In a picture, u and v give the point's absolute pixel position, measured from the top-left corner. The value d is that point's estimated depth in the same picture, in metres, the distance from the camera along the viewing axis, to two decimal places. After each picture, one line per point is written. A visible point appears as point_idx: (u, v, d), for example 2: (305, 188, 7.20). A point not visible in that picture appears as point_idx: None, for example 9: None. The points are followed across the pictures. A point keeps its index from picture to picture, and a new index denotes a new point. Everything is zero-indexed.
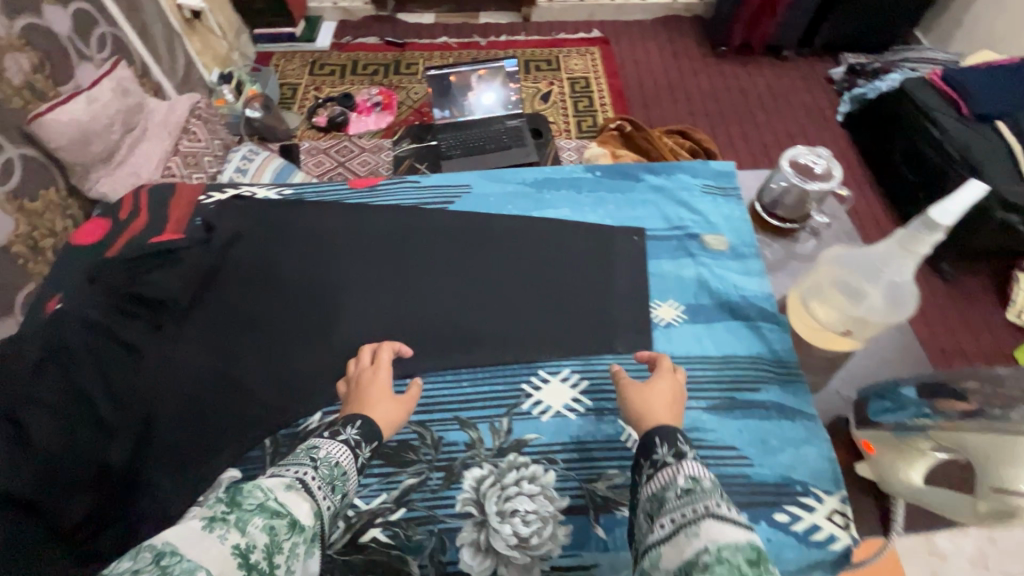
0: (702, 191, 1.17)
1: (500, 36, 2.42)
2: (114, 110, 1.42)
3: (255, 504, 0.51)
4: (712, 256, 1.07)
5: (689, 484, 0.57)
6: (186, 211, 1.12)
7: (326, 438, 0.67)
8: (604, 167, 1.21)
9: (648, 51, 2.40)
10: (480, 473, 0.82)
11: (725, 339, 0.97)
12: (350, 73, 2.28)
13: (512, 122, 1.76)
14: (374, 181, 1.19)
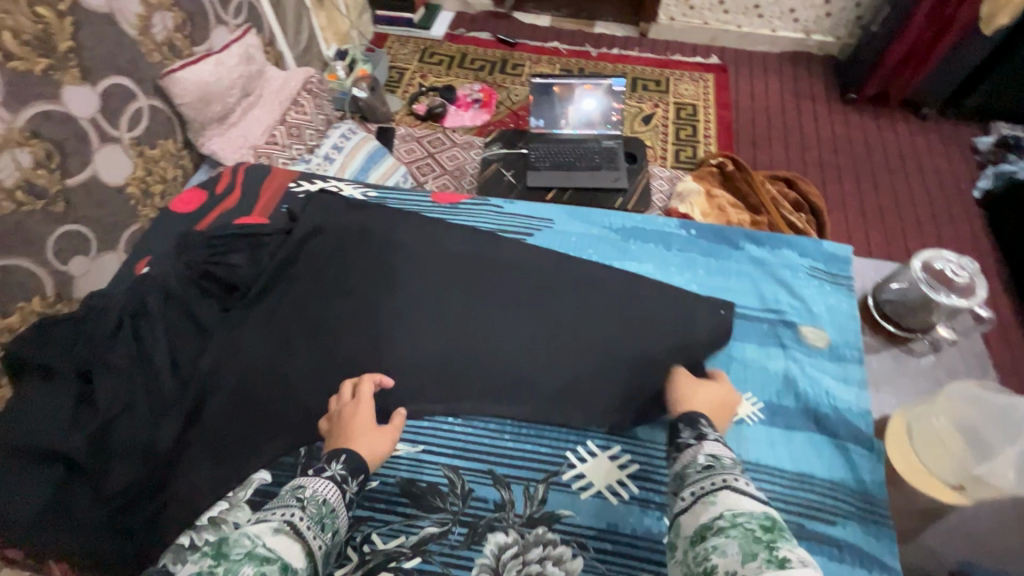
0: (808, 274, 1.08)
1: (613, 48, 2.35)
2: (237, 75, 1.51)
3: (243, 553, 0.55)
4: (805, 352, 0.98)
5: (708, 461, 0.67)
6: (276, 197, 1.19)
7: (313, 476, 0.70)
8: (701, 226, 1.15)
9: (768, 87, 2.23)
10: (504, 540, 0.79)
11: (803, 453, 0.88)
12: (457, 65, 2.30)
13: (608, 142, 1.70)
14: (456, 199, 1.22)
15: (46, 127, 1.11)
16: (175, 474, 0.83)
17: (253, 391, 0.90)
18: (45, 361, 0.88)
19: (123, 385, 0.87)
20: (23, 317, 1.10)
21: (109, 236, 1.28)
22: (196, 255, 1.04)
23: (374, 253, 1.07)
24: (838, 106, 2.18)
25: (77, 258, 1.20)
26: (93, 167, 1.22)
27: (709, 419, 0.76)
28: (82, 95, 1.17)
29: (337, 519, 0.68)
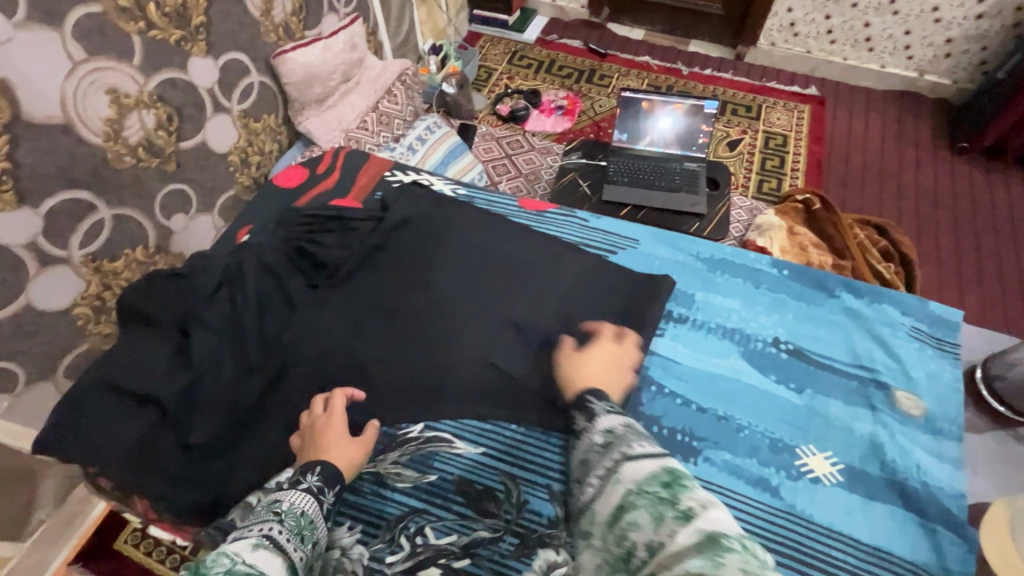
0: (908, 335, 1.02)
1: (705, 68, 2.29)
2: (340, 61, 1.59)
3: (221, 572, 0.57)
4: (898, 418, 0.92)
5: (604, 438, 0.68)
6: (372, 182, 1.25)
7: (288, 490, 0.72)
8: (794, 267, 1.12)
9: (869, 126, 2.10)
10: (554, 557, 0.77)
11: (884, 526, 0.82)
12: (545, 70, 2.31)
13: (690, 164, 1.65)
14: (543, 207, 1.25)
15: (171, 93, 1.20)
16: (252, 436, 0.88)
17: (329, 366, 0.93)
18: (151, 312, 0.96)
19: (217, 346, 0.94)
20: (126, 263, 1.21)
21: (207, 199, 1.38)
22: (292, 232, 1.11)
23: (454, 247, 1.08)
24: (946, 154, 2.03)
25: (178, 216, 1.31)
26: (204, 133, 1.31)
27: (596, 394, 0.77)
28: (205, 67, 1.27)
29: (316, 528, 0.71)
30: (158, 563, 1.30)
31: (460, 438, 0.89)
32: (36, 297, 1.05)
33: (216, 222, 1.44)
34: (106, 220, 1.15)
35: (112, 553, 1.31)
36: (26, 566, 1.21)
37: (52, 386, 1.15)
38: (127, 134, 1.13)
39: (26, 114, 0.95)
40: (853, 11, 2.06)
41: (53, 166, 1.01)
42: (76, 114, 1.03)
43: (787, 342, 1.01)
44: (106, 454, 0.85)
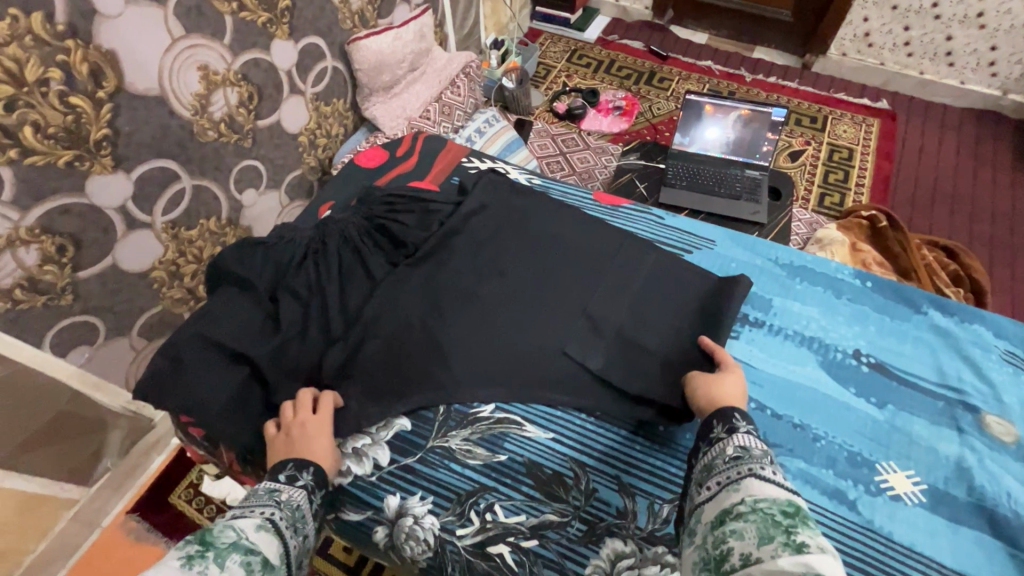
0: (1002, 358, 0.97)
1: (770, 76, 2.23)
2: (409, 50, 1.62)
3: (228, 543, 0.62)
4: (988, 442, 0.88)
5: (737, 452, 0.70)
6: (449, 167, 1.28)
7: (286, 482, 0.75)
8: (880, 280, 1.08)
9: (944, 143, 2.01)
10: (622, 548, 0.80)
11: (968, 551, 0.79)
12: (604, 70, 2.30)
13: (752, 172, 1.61)
14: (617, 202, 1.25)
15: (254, 73, 1.25)
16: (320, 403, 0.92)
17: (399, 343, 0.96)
18: (231, 278, 1.01)
19: (296, 317, 0.98)
20: (200, 232, 1.28)
21: (276, 176, 1.44)
22: (373, 210, 1.13)
23: (539, 239, 1.11)
24: None
25: (249, 190, 1.36)
26: (280, 114, 1.37)
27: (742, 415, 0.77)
28: (286, 49, 1.31)
29: (307, 523, 0.74)
30: (207, 520, 1.34)
31: (530, 421, 0.92)
32: (121, 257, 1.12)
33: (282, 199, 1.49)
34: (187, 190, 1.21)
35: (168, 507, 1.36)
36: (90, 510, 1.29)
37: (128, 344, 1.22)
38: (213, 110, 1.19)
39: (128, 85, 1.01)
40: (936, 24, 1.97)
41: (148, 136, 1.08)
42: (170, 88, 1.08)
43: (869, 355, 0.98)
44: (195, 408, 0.89)
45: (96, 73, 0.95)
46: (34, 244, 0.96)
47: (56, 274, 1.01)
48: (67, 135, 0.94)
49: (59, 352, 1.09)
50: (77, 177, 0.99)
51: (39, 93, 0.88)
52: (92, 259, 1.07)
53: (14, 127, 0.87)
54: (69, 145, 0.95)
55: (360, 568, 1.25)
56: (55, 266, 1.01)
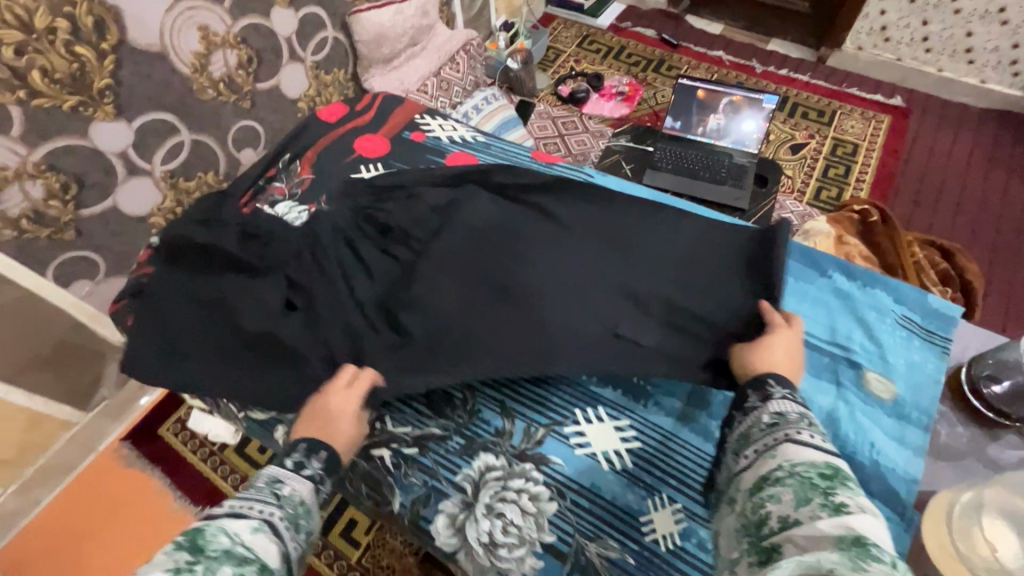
0: (896, 322, 0.96)
1: (781, 68, 2.20)
2: (410, 25, 1.67)
3: (219, 551, 0.55)
4: (864, 399, 0.88)
5: (773, 419, 0.66)
6: (400, 122, 1.27)
7: (291, 473, 0.69)
8: (793, 242, 1.06)
9: (956, 143, 1.94)
10: (493, 462, 0.84)
11: None
12: (612, 56, 2.31)
13: (740, 159, 1.60)
14: (553, 159, 1.19)
15: (253, 37, 1.33)
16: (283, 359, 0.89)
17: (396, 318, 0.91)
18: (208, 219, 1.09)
19: None
20: (198, 184, 1.38)
21: (274, 139, 1.52)
22: (359, 202, 1.10)
23: None
24: None
25: (247, 149, 1.46)
26: (278, 78, 1.45)
27: (779, 379, 0.72)
28: (286, 16, 1.39)
29: (312, 520, 0.67)
30: (190, 452, 1.45)
31: None
32: (121, 200, 1.23)
33: None
34: (186, 143, 1.30)
35: (156, 438, 1.47)
36: (88, 434, 1.42)
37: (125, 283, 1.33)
38: (211, 69, 1.28)
39: (131, 40, 1.10)
40: (955, 18, 1.89)
41: (148, 89, 1.17)
42: (170, 46, 1.17)
43: None
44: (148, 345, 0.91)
45: (100, 26, 1.05)
46: (40, 179, 1.07)
47: (60, 209, 1.12)
48: (73, 82, 1.04)
49: (62, 283, 1.20)
50: (80, 122, 1.09)
51: (47, 41, 0.98)
52: (95, 199, 1.18)
53: (23, 70, 0.97)
54: (74, 91, 1.05)
55: None
56: (59, 202, 1.12)
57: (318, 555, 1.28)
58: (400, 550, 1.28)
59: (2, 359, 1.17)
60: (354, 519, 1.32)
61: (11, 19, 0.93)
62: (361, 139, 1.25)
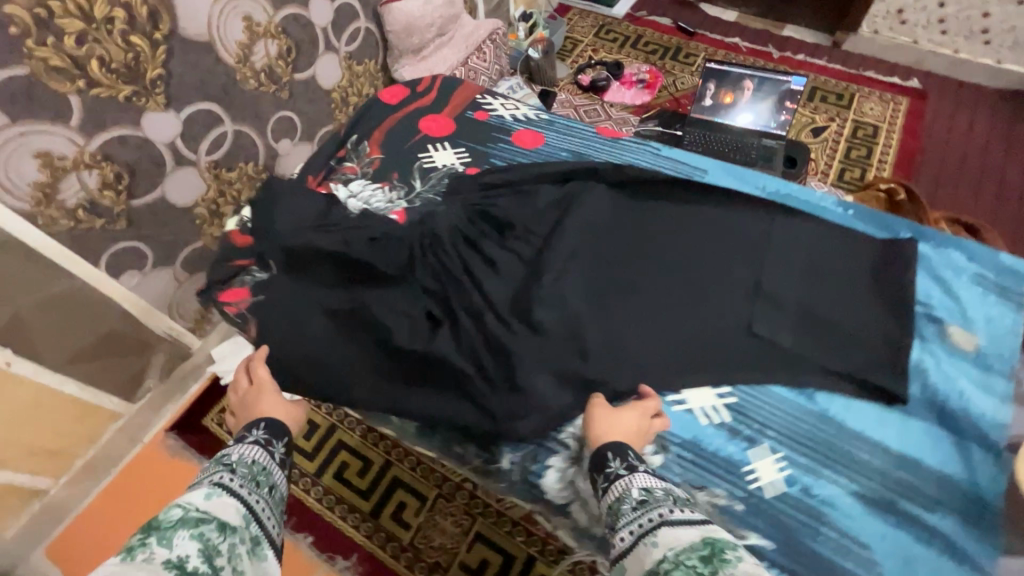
0: (971, 279, 0.96)
1: (798, 53, 2.22)
2: (439, 15, 1.68)
3: (176, 518, 0.58)
4: (946, 351, 0.89)
5: (641, 495, 0.65)
6: (463, 103, 1.24)
7: (235, 443, 0.74)
8: (862, 208, 1.05)
9: (975, 123, 1.97)
10: None
11: (915, 438, 0.82)
12: (630, 45, 2.32)
13: (768, 141, 1.61)
14: (619, 134, 1.19)
15: (292, 27, 1.34)
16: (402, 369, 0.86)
17: (533, 316, 0.85)
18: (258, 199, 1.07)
19: None
20: (239, 175, 1.39)
21: (309, 129, 1.54)
22: (469, 196, 1.05)
23: None
24: None
25: (284, 140, 1.47)
26: (315, 69, 1.46)
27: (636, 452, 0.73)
28: (323, 7, 1.40)
29: (270, 475, 0.73)
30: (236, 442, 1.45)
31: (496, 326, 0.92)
32: (168, 191, 1.24)
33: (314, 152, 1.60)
34: (229, 134, 1.31)
35: (201, 428, 1.47)
36: (134, 424, 1.43)
37: (170, 274, 1.34)
38: (253, 59, 1.29)
39: (181, 29, 1.11)
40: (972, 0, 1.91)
41: (195, 79, 1.18)
42: (217, 36, 1.18)
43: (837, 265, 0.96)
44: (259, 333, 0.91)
45: (153, 15, 1.06)
46: (95, 168, 1.08)
47: (113, 200, 1.13)
48: (127, 71, 1.05)
49: (114, 273, 1.21)
50: (134, 112, 1.10)
51: (105, 31, 0.99)
52: (145, 189, 1.19)
53: (82, 59, 0.98)
54: (128, 81, 1.06)
55: (371, 492, 1.35)
56: (113, 193, 1.13)
57: (370, 538, 1.29)
58: (451, 530, 1.30)
59: (58, 349, 1.18)
60: (403, 502, 1.33)
61: (73, 9, 0.94)
62: (423, 120, 1.21)
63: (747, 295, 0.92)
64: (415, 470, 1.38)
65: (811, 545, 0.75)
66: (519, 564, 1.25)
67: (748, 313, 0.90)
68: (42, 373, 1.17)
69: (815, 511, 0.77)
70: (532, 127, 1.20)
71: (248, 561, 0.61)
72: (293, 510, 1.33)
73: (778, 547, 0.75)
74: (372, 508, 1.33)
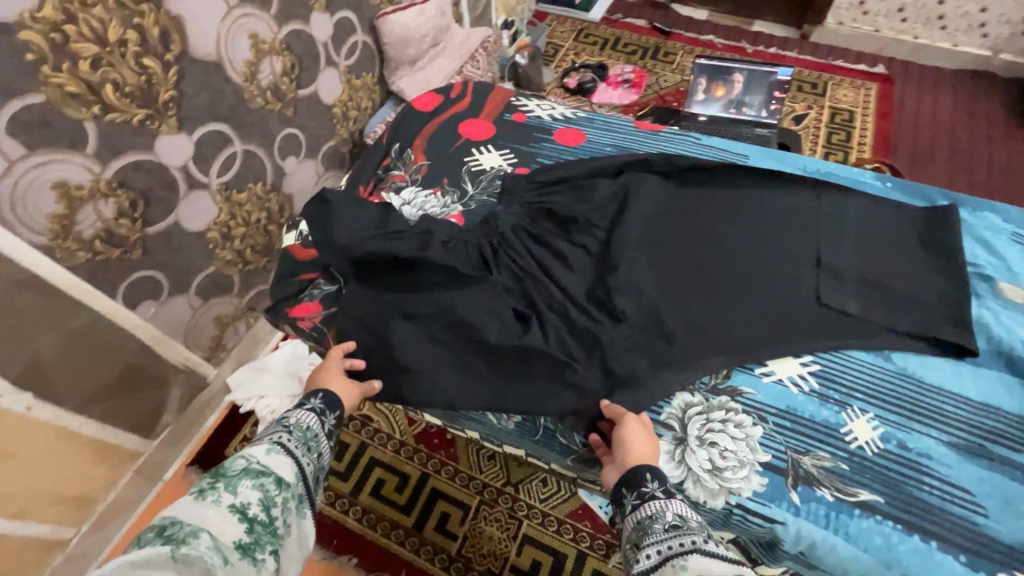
0: (1011, 239, 1.02)
1: (770, 47, 2.32)
2: (432, 25, 1.69)
3: (239, 470, 0.66)
4: (1002, 304, 0.93)
5: (676, 520, 0.65)
6: (499, 106, 1.31)
7: (294, 408, 0.79)
8: (898, 180, 1.12)
9: (940, 102, 2.11)
10: (691, 399, 0.87)
11: (991, 387, 0.86)
12: (610, 47, 2.38)
13: (762, 130, 1.68)
14: (657, 128, 1.25)
15: (295, 43, 1.32)
16: (480, 368, 0.88)
17: (613, 304, 0.91)
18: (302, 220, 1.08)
19: None
20: (248, 196, 1.36)
21: (313, 146, 1.52)
22: (526, 195, 1.09)
23: None
24: (1020, 133, 2.01)
25: (291, 158, 1.45)
26: (317, 84, 1.44)
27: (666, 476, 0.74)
28: (323, 22, 1.39)
29: (323, 442, 0.78)
30: None
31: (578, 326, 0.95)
32: (182, 216, 1.20)
33: (318, 168, 1.57)
34: (238, 154, 1.28)
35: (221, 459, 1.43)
36: (153, 462, 1.37)
37: (186, 301, 1.29)
38: (260, 77, 1.26)
39: (191, 49, 1.08)
40: None
41: (205, 99, 1.15)
42: (226, 55, 1.15)
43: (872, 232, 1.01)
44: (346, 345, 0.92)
45: (164, 36, 1.02)
46: (111, 197, 1.03)
47: (128, 228, 1.09)
48: (141, 95, 1.02)
49: (130, 305, 1.16)
50: (147, 136, 1.06)
51: (119, 54, 0.95)
52: (160, 216, 1.15)
53: (97, 84, 0.94)
54: (142, 105, 1.03)
55: (412, 507, 1.33)
56: (128, 221, 1.08)
57: (417, 552, 1.27)
58: (498, 536, 1.28)
59: (74, 389, 1.12)
60: (446, 512, 1.32)
61: (87, 32, 0.90)
62: (463, 125, 1.26)
63: (798, 271, 0.96)
64: (454, 480, 1.36)
65: (917, 494, 0.78)
66: (571, 562, 1.25)
67: (815, 286, 0.94)
68: (61, 416, 1.11)
69: (914, 463, 0.80)
70: (572, 125, 1.26)
71: (295, 516, 0.68)
72: (338, 533, 1.29)
73: (888, 499, 0.78)
74: (415, 523, 1.31)
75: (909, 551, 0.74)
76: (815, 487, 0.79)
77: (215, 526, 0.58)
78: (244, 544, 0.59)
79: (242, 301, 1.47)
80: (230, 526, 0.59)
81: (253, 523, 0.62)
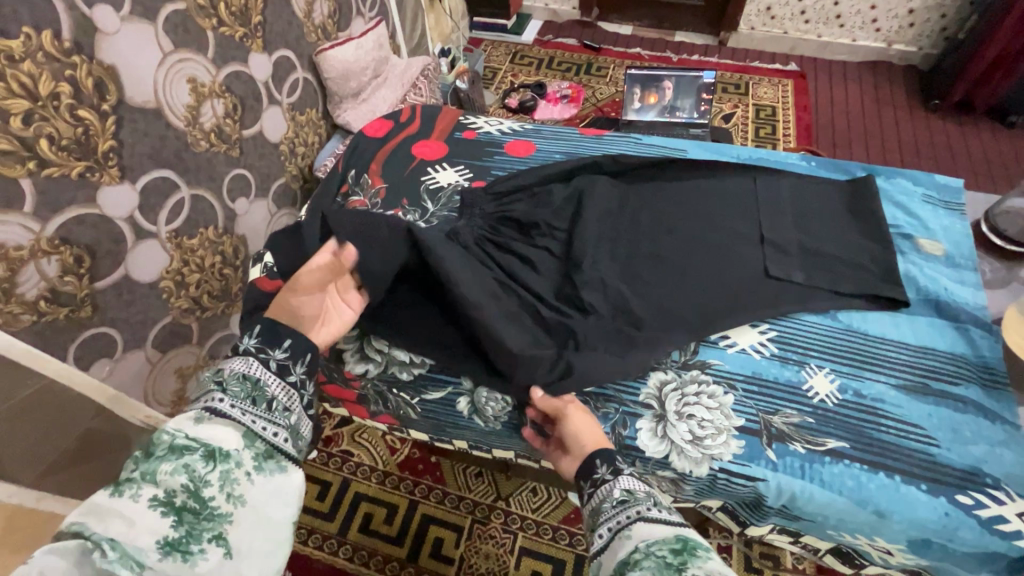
0: (923, 200, 1.13)
1: (693, 54, 2.48)
2: (371, 57, 1.72)
3: (162, 451, 0.60)
4: (924, 258, 1.03)
5: (623, 495, 0.67)
6: (448, 127, 1.35)
7: (232, 356, 0.72)
8: (821, 159, 1.22)
9: (848, 91, 2.31)
10: (665, 377, 0.91)
11: (926, 331, 0.95)
12: (546, 67, 2.48)
13: (695, 131, 1.82)
14: (600, 133, 1.32)
15: (236, 85, 1.32)
16: None
17: (582, 300, 0.95)
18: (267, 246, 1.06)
19: None
20: (200, 241, 1.32)
21: (262, 185, 1.50)
22: (485, 207, 1.12)
23: None
24: (921, 113, 2.22)
25: (241, 199, 1.43)
26: (261, 123, 1.44)
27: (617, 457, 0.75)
28: (262, 62, 1.39)
29: (267, 390, 0.71)
30: None
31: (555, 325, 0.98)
32: (132, 268, 1.16)
33: (270, 207, 1.56)
34: (186, 200, 1.26)
35: None
36: None
37: (143, 356, 1.24)
38: (202, 120, 1.25)
39: (129, 98, 1.07)
40: None
41: (147, 147, 1.13)
42: (164, 100, 1.14)
43: (802, 207, 1.09)
44: None
45: (100, 87, 1.00)
46: (54, 255, 0.99)
47: (75, 285, 1.04)
48: (78, 147, 0.99)
49: (83, 366, 1.10)
50: (89, 189, 1.03)
51: (52, 107, 0.93)
52: (108, 270, 1.10)
53: (32, 139, 0.91)
54: (80, 157, 1.00)
55: (404, 537, 1.30)
56: (74, 278, 1.04)
57: None
58: (494, 553, 1.27)
59: (26, 463, 1.04)
60: (439, 537, 1.30)
61: (17, 88, 0.88)
62: (417, 147, 1.29)
63: (748, 249, 1.03)
64: (444, 503, 1.35)
65: (877, 435, 0.84)
66: (570, 566, 1.25)
67: (763, 260, 1.01)
68: (16, 493, 1.03)
69: (870, 407, 0.87)
70: (521, 137, 1.31)
71: (245, 479, 0.63)
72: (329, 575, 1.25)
73: (853, 444, 0.83)
74: (409, 553, 1.28)
75: (878, 488, 0.79)
76: (788, 443, 0.84)
77: (132, 525, 0.55)
78: (171, 538, 0.56)
79: (202, 350, 1.42)
80: (151, 521, 0.56)
81: (183, 512, 0.58)
